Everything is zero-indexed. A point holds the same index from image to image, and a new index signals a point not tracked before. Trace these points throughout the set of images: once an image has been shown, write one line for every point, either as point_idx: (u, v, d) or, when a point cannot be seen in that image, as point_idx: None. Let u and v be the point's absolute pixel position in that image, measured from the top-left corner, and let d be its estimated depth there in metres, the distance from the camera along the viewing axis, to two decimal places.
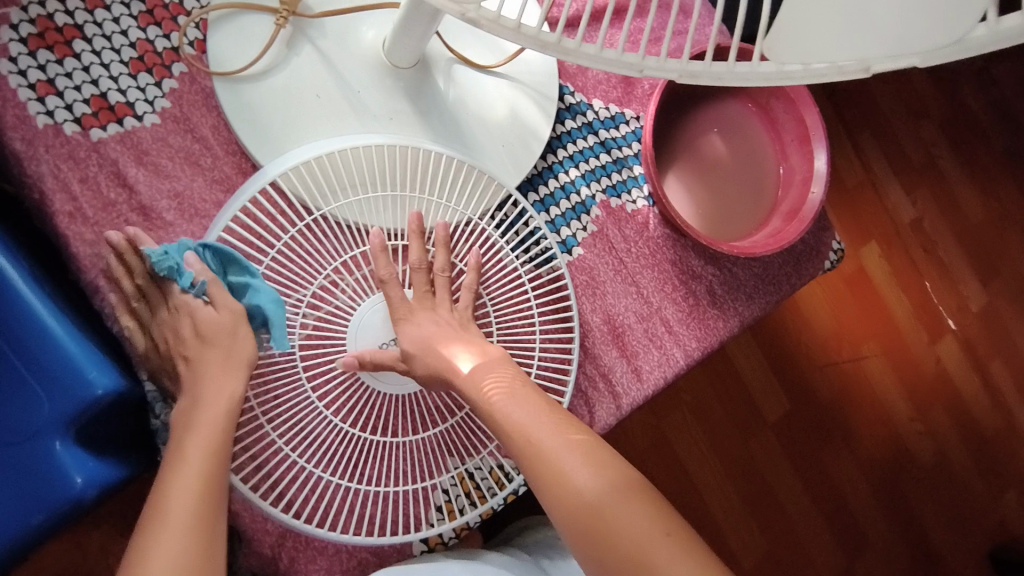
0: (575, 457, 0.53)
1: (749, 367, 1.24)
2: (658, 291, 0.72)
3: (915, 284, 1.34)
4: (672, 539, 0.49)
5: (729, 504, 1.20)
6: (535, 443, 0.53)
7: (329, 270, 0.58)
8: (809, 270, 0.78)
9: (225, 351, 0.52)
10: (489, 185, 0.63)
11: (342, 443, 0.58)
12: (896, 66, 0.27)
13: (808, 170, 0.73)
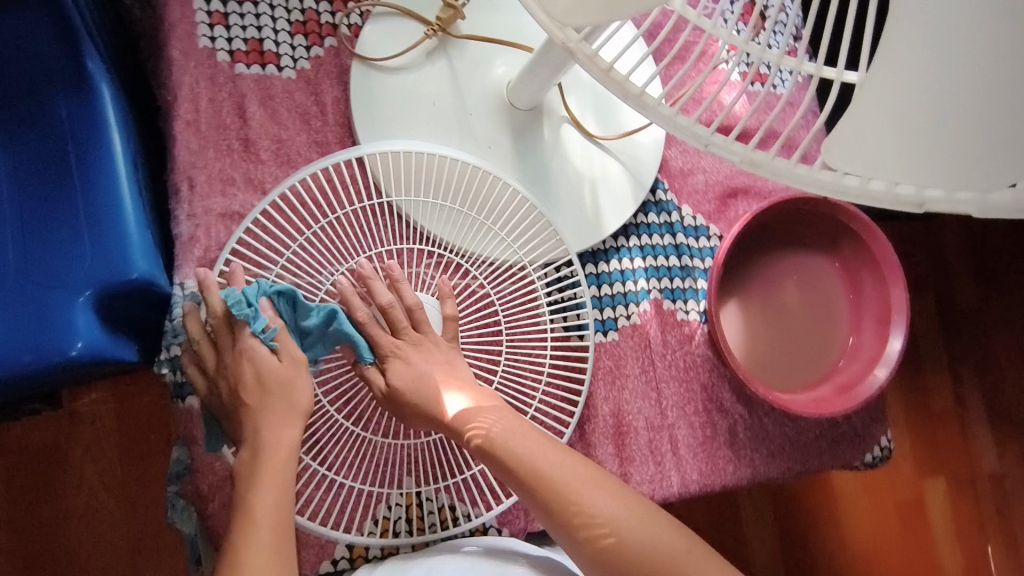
0: (596, 490, 0.56)
1: (763, 553, 1.14)
2: (678, 407, 0.69)
3: (974, 542, 1.21)
4: (697, 551, 0.55)
5: None
6: (543, 475, 0.55)
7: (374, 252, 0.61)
8: (844, 455, 0.72)
9: (283, 404, 0.54)
10: (547, 235, 0.64)
11: (318, 419, 0.60)
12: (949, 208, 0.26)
13: (878, 351, 0.69)
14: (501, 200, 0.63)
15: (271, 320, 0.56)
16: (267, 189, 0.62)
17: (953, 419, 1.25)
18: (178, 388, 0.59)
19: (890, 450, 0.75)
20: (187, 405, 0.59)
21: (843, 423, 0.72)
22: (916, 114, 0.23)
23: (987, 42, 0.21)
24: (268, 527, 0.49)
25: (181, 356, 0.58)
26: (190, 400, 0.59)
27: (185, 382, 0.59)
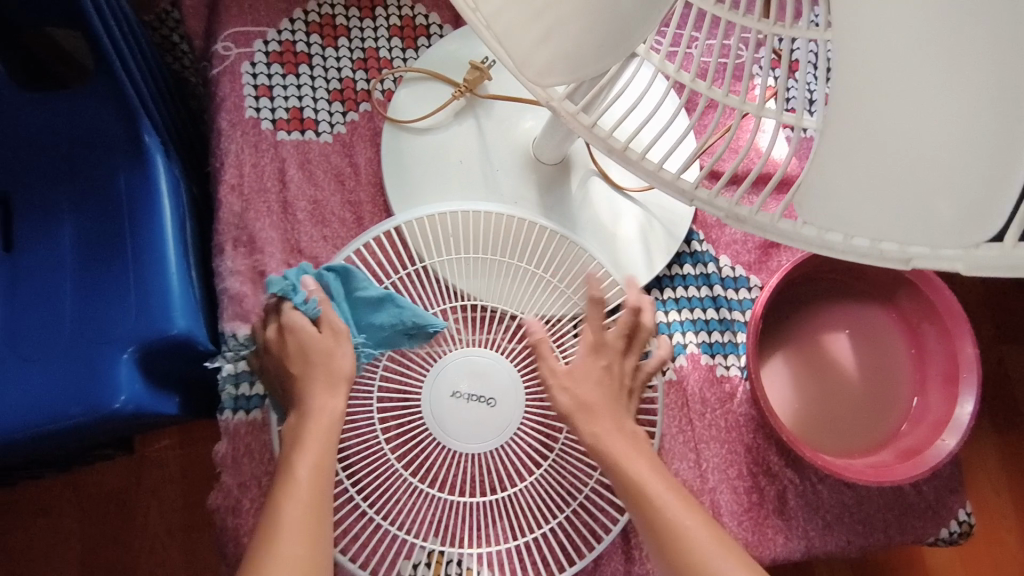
0: (701, 526, 0.48)
1: None
2: (720, 470, 0.64)
3: None
4: None
5: None
6: (647, 493, 0.50)
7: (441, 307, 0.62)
8: (915, 528, 0.65)
9: (324, 371, 0.52)
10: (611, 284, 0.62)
11: (384, 468, 0.59)
12: (936, 267, 0.24)
13: (946, 414, 0.63)
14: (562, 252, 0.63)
15: (312, 295, 0.55)
16: (302, 246, 0.64)
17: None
18: (237, 402, 0.61)
19: (971, 526, 0.66)
20: (245, 418, 0.60)
21: (911, 491, 0.65)
22: (882, 162, 0.21)
23: (969, 46, 0.19)
24: (311, 488, 0.47)
25: (248, 371, 0.61)
26: (252, 414, 0.60)
27: (248, 397, 0.61)
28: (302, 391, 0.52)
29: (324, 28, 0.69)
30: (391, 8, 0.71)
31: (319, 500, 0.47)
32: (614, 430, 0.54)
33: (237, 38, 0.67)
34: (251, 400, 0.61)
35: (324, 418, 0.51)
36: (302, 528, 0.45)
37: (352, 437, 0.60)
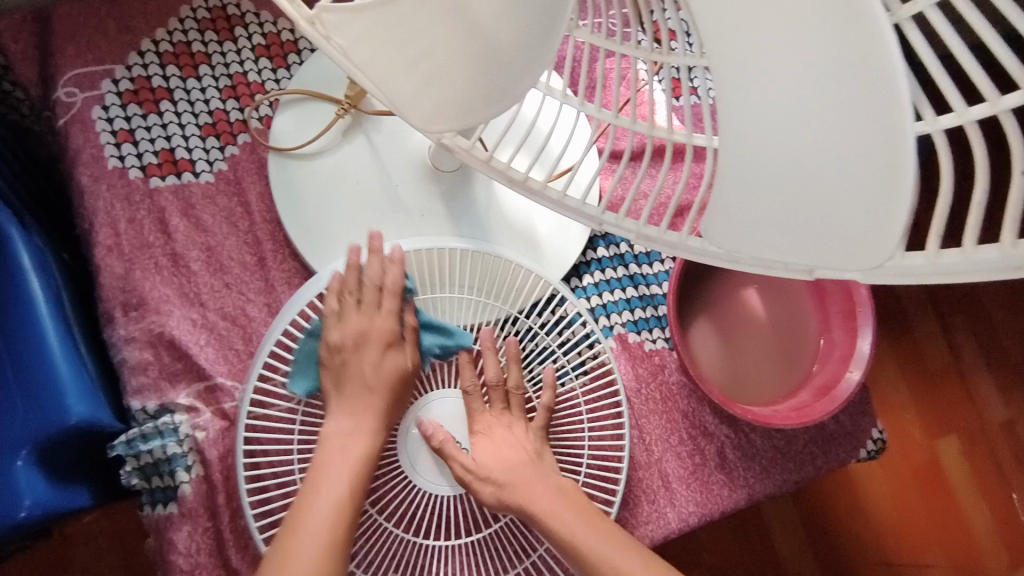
0: (613, 547, 0.54)
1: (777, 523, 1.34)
2: (662, 440, 0.68)
3: (1004, 498, 1.39)
4: None
5: None
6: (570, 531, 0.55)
7: None
8: (840, 455, 0.71)
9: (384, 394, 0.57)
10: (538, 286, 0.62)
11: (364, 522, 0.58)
12: (839, 276, 0.25)
13: (849, 350, 0.67)
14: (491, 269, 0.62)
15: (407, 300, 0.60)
16: (203, 299, 0.60)
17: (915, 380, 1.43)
18: (155, 495, 0.57)
19: (884, 441, 0.73)
20: (164, 511, 0.57)
21: (832, 421, 0.71)
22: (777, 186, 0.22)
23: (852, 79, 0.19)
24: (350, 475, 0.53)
25: (156, 463, 0.57)
26: (171, 507, 0.57)
27: (163, 488, 0.57)
28: (359, 411, 0.56)
29: (180, 57, 0.63)
30: (252, 25, 0.65)
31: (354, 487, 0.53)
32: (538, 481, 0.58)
33: (81, 81, 0.60)
34: (167, 492, 0.57)
35: (354, 460, 0.54)
36: (317, 557, 0.49)
37: None
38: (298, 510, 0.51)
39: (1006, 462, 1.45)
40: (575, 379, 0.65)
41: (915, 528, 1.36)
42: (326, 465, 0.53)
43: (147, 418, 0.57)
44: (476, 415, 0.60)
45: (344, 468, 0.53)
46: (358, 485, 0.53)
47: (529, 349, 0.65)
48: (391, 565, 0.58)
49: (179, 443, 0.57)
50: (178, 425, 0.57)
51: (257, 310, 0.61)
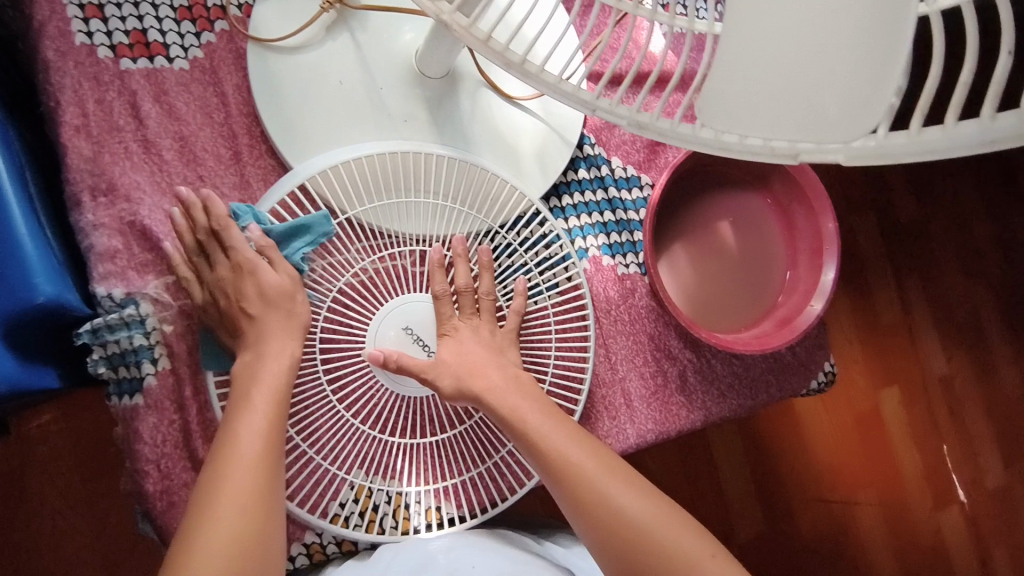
0: (568, 441, 0.57)
1: (727, 460, 1.42)
2: (627, 361, 0.70)
3: (931, 441, 1.55)
4: (648, 499, 0.56)
5: None
6: (527, 425, 0.57)
7: (366, 262, 0.59)
8: (792, 385, 0.75)
9: (285, 314, 0.55)
10: (520, 202, 0.63)
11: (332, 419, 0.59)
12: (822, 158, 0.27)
13: (813, 283, 0.70)
14: (472, 181, 0.62)
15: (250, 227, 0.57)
16: (176, 190, 0.59)
17: (865, 332, 1.53)
18: (121, 387, 0.56)
19: (834, 374, 0.77)
20: (130, 403, 0.56)
21: (788, 353, 0.74)
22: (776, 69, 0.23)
23: None
24: (251, 450, 0.49)
25: (123, 353, 0.56)
26: (136, 398, 0.56)
27: (129, 380, 0.56)
28: (256, 341, 0.54)
29: None
30: None
31: (262, 457, 0.49)
32: (509, 384, 0.59)
33: None
34: (133, 382, 0.56)
35: (270, 397, 0.51)
36: (237, 523, 0.47)
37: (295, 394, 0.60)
38: (211, 466, 0.48)
39: (937, 412, 1.56)
40: (548, 295, 0.66)
41: (848, 467, 1.48)
42: (250, 400, 0.51)
43: (114, 306, 0.55)
44: (444, 318, 0.60)
45: (265, 402, 0.51)
46: (276, 420, 0.51)
47: (503, 264, 0.65)
48: (359, 461, 0.59)
49: (146, 335, 0.56)
50: (145, 317, 0.56)
51: (231, 206, 0.60)
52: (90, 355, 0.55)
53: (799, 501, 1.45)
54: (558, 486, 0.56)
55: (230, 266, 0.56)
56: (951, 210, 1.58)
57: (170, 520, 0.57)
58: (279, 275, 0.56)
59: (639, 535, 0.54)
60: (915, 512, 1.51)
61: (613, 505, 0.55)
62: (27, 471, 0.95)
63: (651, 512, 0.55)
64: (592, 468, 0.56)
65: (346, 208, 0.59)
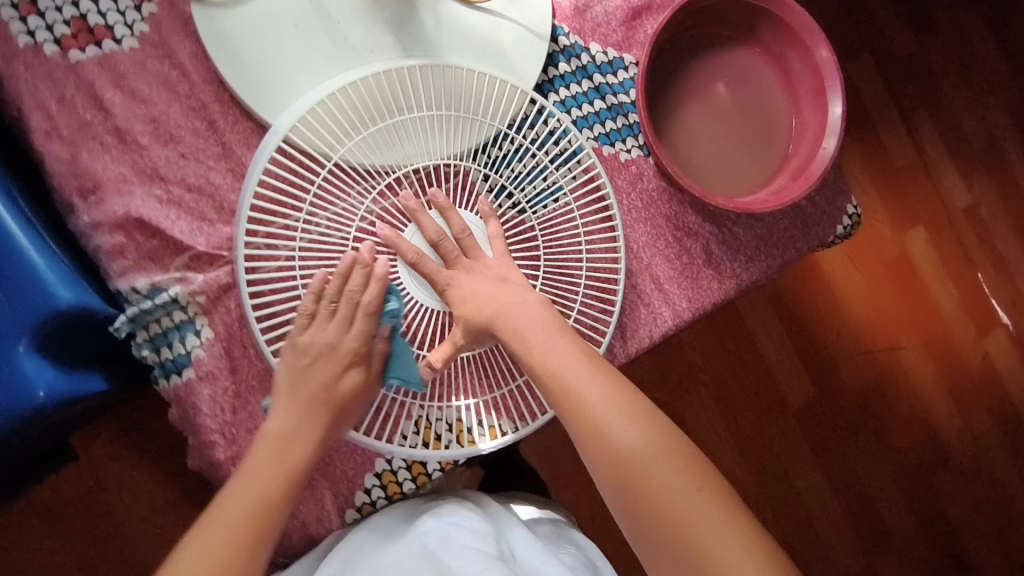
0: (559, 357, 0.58)
1: (765, 334, 1.44)
2: (649, 246, 0.69)
3: (964, 271, 1.55)
4: (641, 433, 0.57)
5: (745, 460, 1.42)
6: (522, 337, 0.58)
7: (379, 186, 0.59)
8: (818, 234, 0.73)
9: (335, 406, 0.57)
10: (518, 98, 0.63)
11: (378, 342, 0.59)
12: None
13: (821, 123, 0.69)
14: (457, 91, 0.62)
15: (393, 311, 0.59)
16: (162, 173, 0.57)
17: (880, 177, 1.50)
18: (165, 367, 0.56)
19: (859, 217, 0.75)
20: (179, 380, 0.56)
21: (809, 203, 0.72)
22: None
23: None
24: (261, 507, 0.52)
25: (165, 332, 0.56)
26: (187, 373, 0.56)
27: (174, 358, 0.56)
28: (297, 418, 0.55)
29: None
30: None
31: (264, 517, 0.52)
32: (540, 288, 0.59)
33: None
34: (179, 360, 0.56)
35: (284, 458, 0.54)
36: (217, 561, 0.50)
37: None
38: (240, 479, 0.53)
39: (967, 241, 1.55)
40: (568, 189, 0.64)
41: (884, 314, 1.50)
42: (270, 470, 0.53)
43: (142, 296, 0.55)
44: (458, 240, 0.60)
45: (280, 469, 0.53)
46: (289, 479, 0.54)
47: (521, 169, 0.63)
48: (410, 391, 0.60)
49: (184, 310, 0.56)
50: (176, 297, 0.55)
51: (221, 177, 0.58)
52: (133, 340, 0.55)
53: (843, 357, 1.47)
54: (564, 415, 0.57)
55: (352, 331, 0.57)
56: (949, 32, 1.51)
57: None
58: (361, 380, 0.57)
59: (625, 465, 0.56)
60: (958, 344, 1.54)
61: (609, 435, 0.56)
62: (106, 485, 1.00)
63: (644, 441, 0.57)
64: (594, 398, 0.57)
65: (334, 152, 0.57)
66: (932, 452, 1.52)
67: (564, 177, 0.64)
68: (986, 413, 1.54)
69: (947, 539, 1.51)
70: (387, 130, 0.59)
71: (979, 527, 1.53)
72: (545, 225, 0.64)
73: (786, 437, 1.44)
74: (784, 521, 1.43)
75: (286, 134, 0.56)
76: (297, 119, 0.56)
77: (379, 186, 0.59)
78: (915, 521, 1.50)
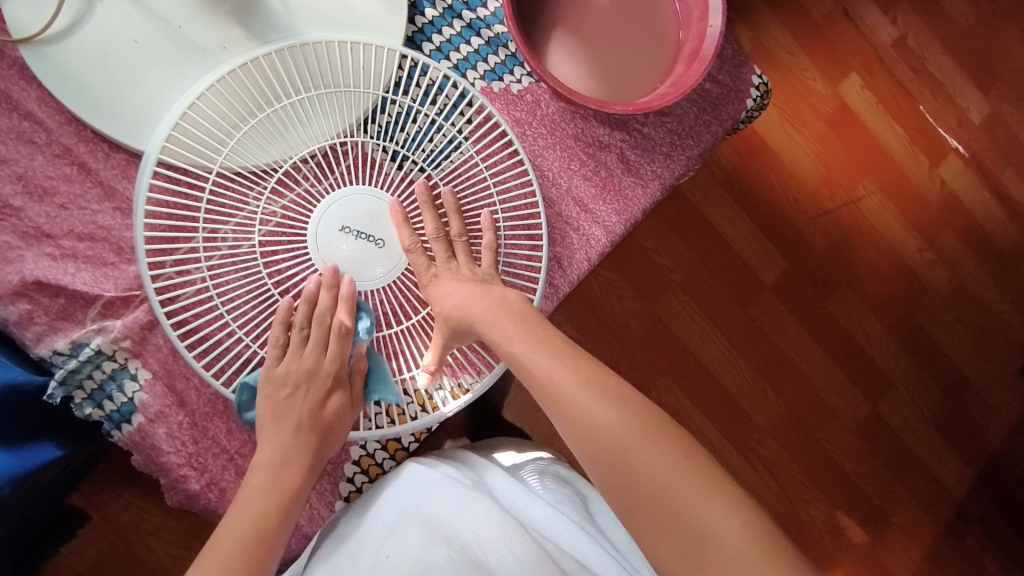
0: (532, 346, 0.57)
1: (726, 220, 1.44)
2: (565, 170, 0.68)
3: (905, 106, 1.54)
4: (630, 417, 0.53)
5: (735, 346, 1.44)
6: (494, 325, 0.58)
7: (271, 184, 0.57)
8: (731, 112, 0.71)
9: (316, 433, 0.58)
10: (391, 58, 0.60)
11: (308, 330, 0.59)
12: None
13: (703, 0, 0.66)
14: (325, 67, 0.59)
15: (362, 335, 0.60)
16: (48, 230, 0.55)
17: (803, 33, 1.47)
18: (114, 419, 0.56)
19: (767, 84, 0.73)
20: (132, 427, 0.56)
21: (714, 85, 0.71)
22: None
23: None
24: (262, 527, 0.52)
25: (102, 386, 0.55)
26: (136, 419, 0.56)
27: (118, 408, 0.55)
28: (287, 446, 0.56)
29: None
30: None
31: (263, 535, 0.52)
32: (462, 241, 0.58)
33: None
34: (124, 408, 0.56)
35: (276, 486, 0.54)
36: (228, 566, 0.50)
37: (253, 316, 0.58)
38: (233, 510, 0.53)
39: (902, 75, 1.54)
40: (465, 138, 0.63)
41: (836, 169, 1.50)
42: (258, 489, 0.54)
43: (67, 356, 0.54)
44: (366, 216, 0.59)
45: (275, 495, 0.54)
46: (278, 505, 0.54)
47: (411, 130, 0.62)
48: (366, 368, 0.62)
49: (112, 359, 0.55)
50: (100, 349, 0.54)
51: (110, 217, 0.56)
52: (73, 401, 0.55)
53: (805, 222, 1.48)
54: (545, 404, 0.55)
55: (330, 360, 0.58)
56: None
57: (230, 504, 0.59)
58: (346, 405, 0.59)
59: (611, 448, 0.52)
60: (914, 179, 1.55)
61: (593, 421, 0.53)
62: (128, 533, 1.02)
63: (632, 422, 0.53)
64: (573, 381, 0.55)
65: (214, 162, 0.55)
66: (910, 290, 1.55)
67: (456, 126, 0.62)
68: (954, 239, 1.57)
69: (942, 366, 1.56)
70: (263, 125, 0.57)
71: (970, 348, 1.58)
72: (450, 179, 0.63)
73: (768, 312, 1.47)
74: (784, 391, 1.47)
75: (158, 156, 0.54)
76: (165, 139, 0.54)
77: (271, 184, 0.57)
78: (908, 359, 1.54)
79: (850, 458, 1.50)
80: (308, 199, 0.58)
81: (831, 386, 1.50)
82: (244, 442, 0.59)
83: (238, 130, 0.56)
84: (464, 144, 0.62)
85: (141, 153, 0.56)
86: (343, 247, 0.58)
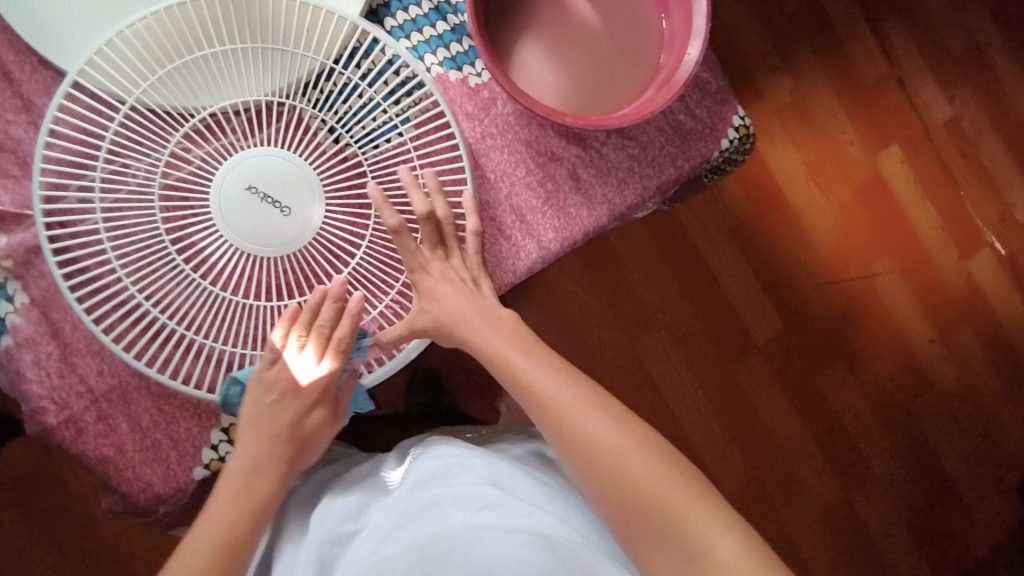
0: (531, 362, 0.58)
1: (726, 267, 1.37)
2: (509, 175, 0.64)
3: (944, 190, 1.45)
4: (620, 434, 0.56)
5: (710, 399, 1.38)
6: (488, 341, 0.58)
7: (183, 130, 0.55)
8: (702, 149, 0.67)
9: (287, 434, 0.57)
10: (340, 26, 0.57)
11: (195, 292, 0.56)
12: None
13: (688, 26, 0.62)
14: (269, 22, 0.57)
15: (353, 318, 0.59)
16: None
17: (849, 95, 1.40)
18: None
19: (749, 127, 0.68)
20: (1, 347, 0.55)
21: (689, 118, 0.66)
22: None
23: None
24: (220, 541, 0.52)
25: None
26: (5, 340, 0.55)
27: None
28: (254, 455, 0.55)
29: None
30: None
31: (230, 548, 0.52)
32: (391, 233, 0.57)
33: None
34: None
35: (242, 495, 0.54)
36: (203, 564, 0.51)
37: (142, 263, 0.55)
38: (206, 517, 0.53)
39: (947, 157, 1.45)
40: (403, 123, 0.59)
41: (854, 240, 1.42)
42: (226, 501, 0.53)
43: None
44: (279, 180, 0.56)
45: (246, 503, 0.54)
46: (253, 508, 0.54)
47: (352, 104, 0.58)
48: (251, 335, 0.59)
49: None
50: None
51: (23, 130, 0.56)
52: None
53: (811, 289, 1.41)
54: (540, 424, 0.57)
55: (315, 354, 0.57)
56: None
57: (84, 447, 0.57)
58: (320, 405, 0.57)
59: (607, 463, 0.55)
60: (938, 267, 1.45)
61: (591, 440, 0.55)
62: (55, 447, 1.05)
63: (624, 438, 0.56)
64: (571, 400, 0.56)
65: (129, 95, 0.54)
66: (913, 382, 1.45)
67: (394, 108, 0.59)
68: (971, 338, 1.47)
69: (932, 468, 1.46)
70: (190, 69, 0.55)
71: (966, 455, 1.47)
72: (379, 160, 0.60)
73: (753, 372, 1.40)
74: (753, 459, 1.40)
75: (73, 78, 0.53)
76: (84, 63, 0.53)
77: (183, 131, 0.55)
78: (895, 452, 1.45)
79: (811, 542, 1.41)
80: (226, 153, 0.56)
81: (806, 463, 1.41)
82: (112, 386, 0.57)
83: (167, 69, 0.55)
84: (399, 128, 0.59)
85: (65, 73, 0.55)
86: (248, 206, 0.56)
